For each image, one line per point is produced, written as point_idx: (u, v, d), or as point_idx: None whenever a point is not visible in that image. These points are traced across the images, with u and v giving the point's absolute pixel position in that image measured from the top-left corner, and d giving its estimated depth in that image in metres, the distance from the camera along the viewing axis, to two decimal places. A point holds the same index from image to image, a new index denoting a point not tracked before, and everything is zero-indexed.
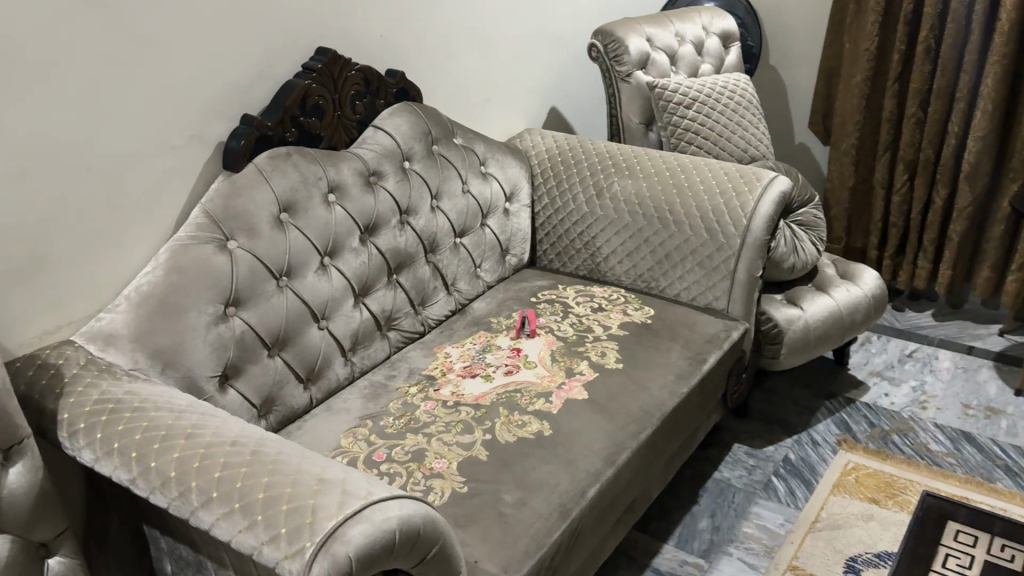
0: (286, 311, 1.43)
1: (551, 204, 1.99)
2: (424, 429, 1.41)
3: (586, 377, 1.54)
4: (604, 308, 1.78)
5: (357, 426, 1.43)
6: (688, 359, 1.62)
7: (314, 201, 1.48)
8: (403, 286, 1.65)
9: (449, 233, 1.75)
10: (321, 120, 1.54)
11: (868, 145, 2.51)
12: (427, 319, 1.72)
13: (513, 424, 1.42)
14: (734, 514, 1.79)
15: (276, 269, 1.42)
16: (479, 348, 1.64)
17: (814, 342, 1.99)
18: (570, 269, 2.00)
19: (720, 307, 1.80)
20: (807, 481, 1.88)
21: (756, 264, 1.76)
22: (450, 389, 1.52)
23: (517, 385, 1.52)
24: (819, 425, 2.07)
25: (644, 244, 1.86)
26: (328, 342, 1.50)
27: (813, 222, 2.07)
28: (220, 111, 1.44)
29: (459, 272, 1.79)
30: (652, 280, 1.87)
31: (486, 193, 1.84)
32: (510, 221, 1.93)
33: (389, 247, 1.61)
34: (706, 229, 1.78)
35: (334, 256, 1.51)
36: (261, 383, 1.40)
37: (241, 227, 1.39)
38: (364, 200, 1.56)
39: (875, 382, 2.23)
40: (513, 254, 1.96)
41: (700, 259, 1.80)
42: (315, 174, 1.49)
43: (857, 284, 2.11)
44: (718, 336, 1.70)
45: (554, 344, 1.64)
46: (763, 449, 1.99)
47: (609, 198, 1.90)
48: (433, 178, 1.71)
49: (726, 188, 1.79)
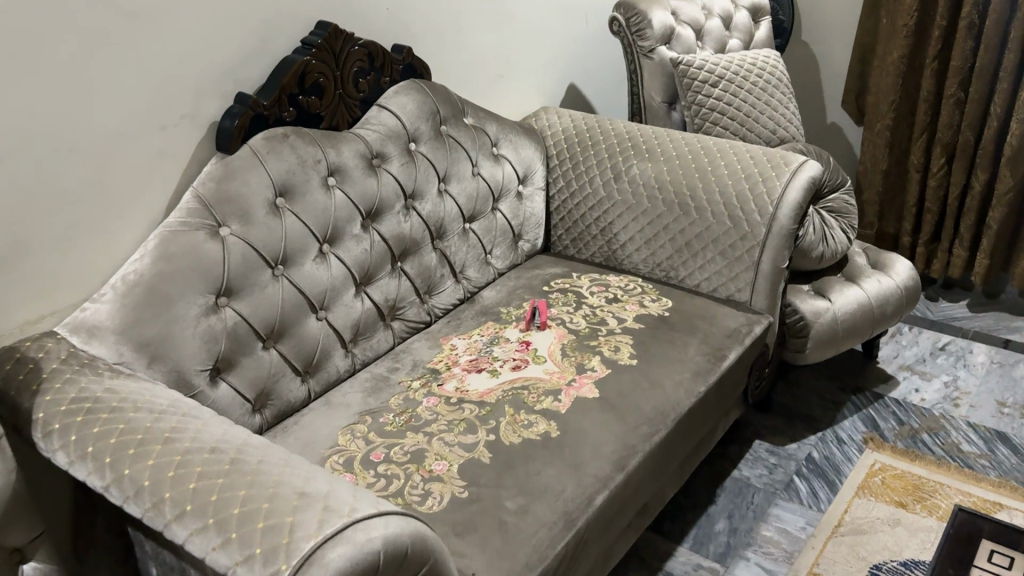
0: (281, 302, 1.36)
1: (567, 187, 1.90)
2: (425, 428, 1.34)
3: (597, 374, 1.46)
4: (620, 298, 1.69)
5: (355, 423, 1.37)
6: (706, 356, 1.53)
7: (313, 184, 1.40)
8: (408, 274, 1.58)
9: (458, 218, 1.67)
10: (321, 98, 1.45)
11: (904, 125, 2.39)
12: (433, 309, 1.65)
13: (519, 423, 1.35)
14: (753, 516, 1.71)
15: (272, 257, 1.35)
16: (487, 340, 1.57)
17: (842, 336, 1.89)
18: (585, 256, 1.91)
19: (743, 299, 1.71)
20: (831, 482, 1.80)
21: (782, 254, 1.67)
22: (454, 384, 1.45)
23: (525, 381, 1.44)
24: (845, 421, 1.98)
25: (664, 232, 1.77)
26: (327, 333, 1.44)
27: (844, 208, 1.96)
28: (213, 89, 1.36)
29: (468, 259, 1.71)
30: (671, 269, 1.78)
31: (498, 175, 1.76)
32: (523, 205, 1.84)
33: (392, 233, 1.53)
34: (730, 217, 1.69)
35: (335, 243, 1.44)
36: (254, 378, 1.33)
37: (235, 212, 1.32)
38: (366, 183, 1.48)
39: (905, 376, 2.13)
40: (526, 240, 1.87)
41: (722, 248, 1.70)
42: (314, 156, 1.41)
43: (889, 275, 2.01)
44: (739, 330, 1.61)
45: (565, 337, 1.56)
46: (785, 446, 1.90)
47: (628, 182, 1.81)
48: (441, 160, 1.62)
49: (751, 173, 1.70)
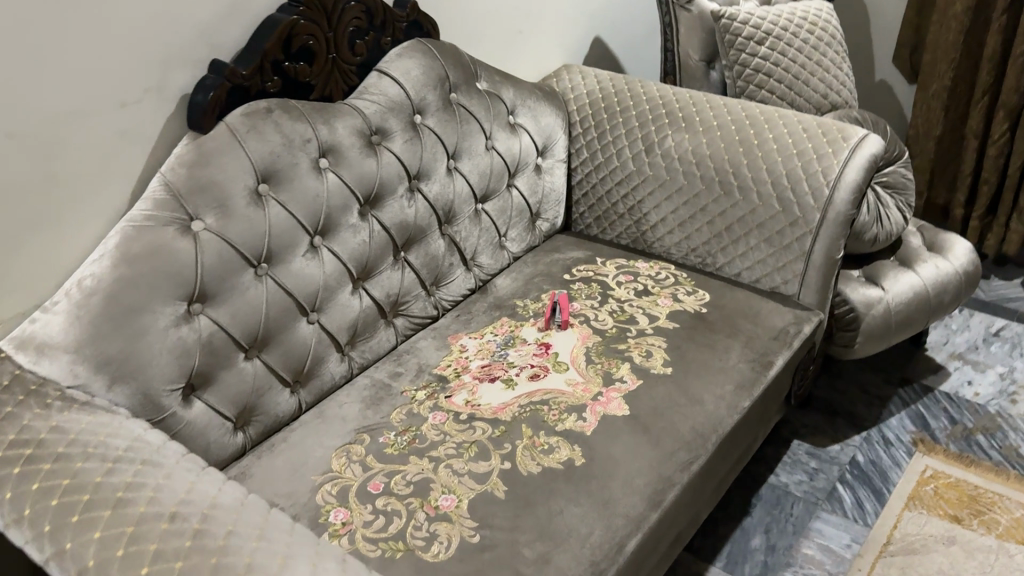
0: (265, 306, 1.18)
1: (591, 159, 1.69)
2: (430, 451, 1.17)
3: (627, 387, 1.28)
4: (651, 291, 1.51)
5: (351, 444, 1.20)
6: (750, 363, 1.35)
7: (303, 167, 1.21)
8: (413, 265, 1.39)
9: (470, 199, 1.48)
10: (311, 65, 1.25)
11: (963, 86, 2.16)
12: (441, 302, 1.47)
13: (538, 448, 1.18)
14: (792, 531, 1.55)
15: (254, 255, 1.16)
16: (501, 342, 1.39)
17: (894, 329, 1.71)
18: (611, 237, 1.72)
19: (789, 292, 1.52)
20: (878, 491, 1.63)
21: (836, 244, 1.47)
22: (464, 396, 1.27)
23: (544, 395, 1.27)
24: (892, 419, 1.80)
25: (701, 213, 1.57)
26: (320, 338, 1.26)
27: (902, 184, 1.76)
28: (182, 58, 1.16)
29: (481, 244, 1.52)
30: (708, 255, 1.59)
31: (515, 148, 1.56)
32: (542, 179, 1.64)
33: (396, 220, 1.34)
34: (778, 199, 1.49)
35: (328, 235, 1.25)
36: (234, 395, 1.16)
37: (210, 204, 1.13)
38: (364, 163, 1.28)
39: (957, 367, 1.95)
40: (545, 218, 1.68)
41: (768, 235, 1.51)
42: (303, 134, 1.21)
43: (945, 258, 1.81)
44: (787, 331, 1.43)
45: (589, 338, 1.38)
46: (827, 448, 1.73)
47: (662, 155, 1.60)
48: (451, 134, 1.42)
49: (804, 149, 1.49)
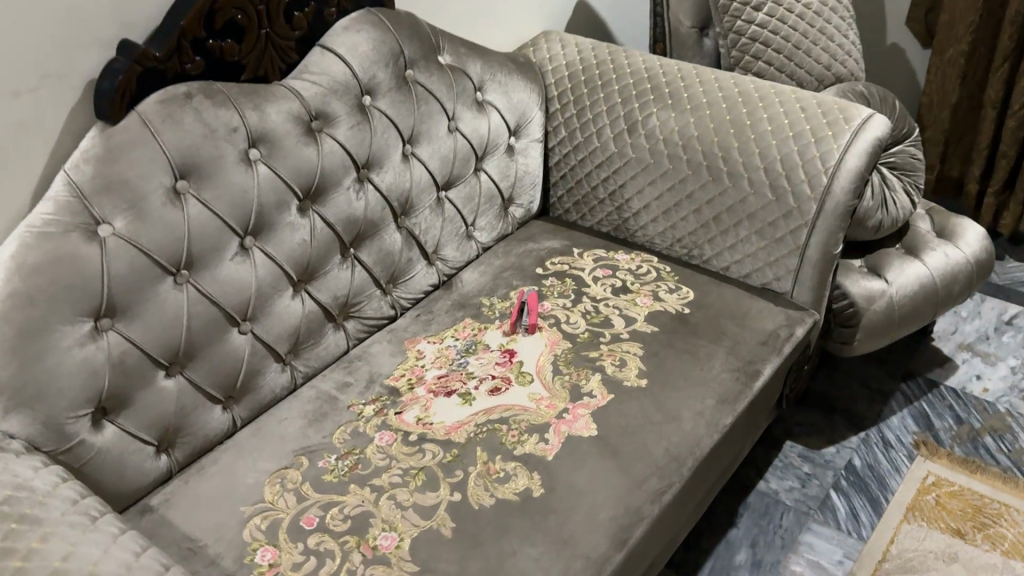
0: (187, 317, 1.05)
1: (570, 139, 1.55)
2: (373, 479, 1.06)
3: (596, 403, 1.16)
4: (630, 288, 1.37)
5: (287, 468, 1.09)
6: (735, 374, 1.22)
7: (229, 159, 1.07)
8: (364, 263, 1.26)
9: (430, 187, 1.34)
10: (240, 42, 1.10)
11: (982, 51, 1.99)
12: (398, 301, 1.34)
13: (492, 476, 1.05)
14: (780, 544, 1.44)
15: (172, 261, 1.03)
16: (462, 347, 1.26)
17: (898, 323, 1.58)
18: (591, 223, 1.58)
19: (782, 289, 1.39)
20: (875, 500, 1.52)
21: (834, 238, 1.33)
22: (415, 413, 1.15)
23: (504, 412, 1.14)
24: (893, 418, 1.68)
25: (686, 201, 1.43)
26: (255, 349, 1.14)
27: (910, 165, 1.61)
28: (86, 38, 1.01)
29: (444, 236, 1.39)
30: (694, 246, 1.45)
31: (482, 129, 1.42)
32: (514, 162, 1.50)
33: (342, 215, 1.20)
34: (771, 187, 1.35)
35: (262, 234, 1.12)
36: (154, 416, 1.05)
37: (120, 205, 0.99)
38: (302, 153, 1.14)
39: (965, 360, 1.82)
40: (519, 203, 1.54)
41: (759, 226, 1.37)
42: (229, 122, 1.07)
43: (956, 245, 1.67)
44: (777, 335, 1.30)
45: (558, 344, 1.26)
46: (822, 450, 1.61)
47: (645, 135, 1.45)
48: (405, 116, 1.28)
49: (801, 131, 1.34)
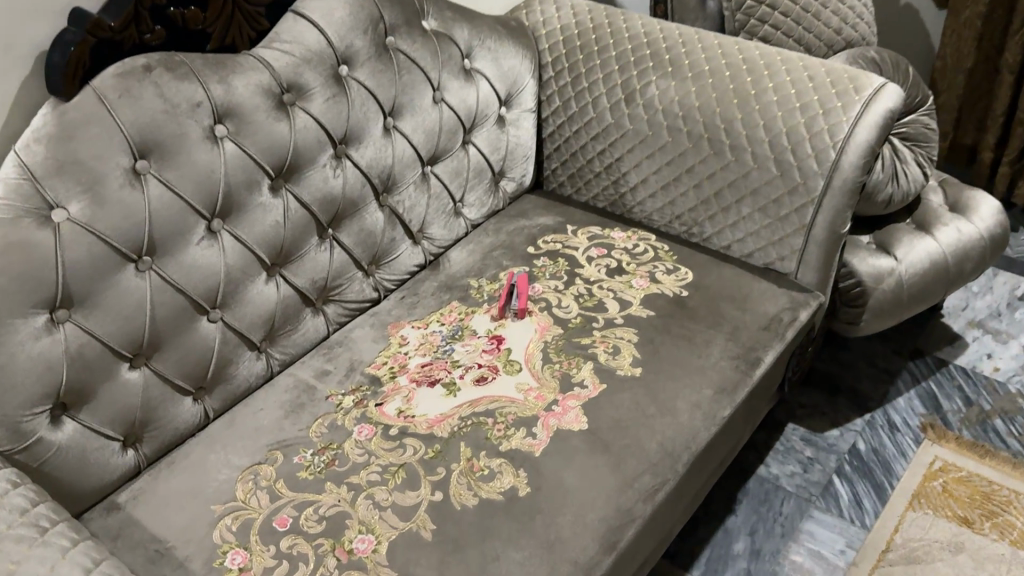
0: (150, 306, 0.99)
1: (564, 109, 1.47)
2: (350, 477, 1.00)
3: (587, 394, 1.10)
4: (625, 268, 1.31)
5: (260, 464, 1.03)
6: (735, 361, 1.16)
7: (193, 136, 1.00)
8: (344, 245, 1.20)
9: (414, 163, 1.27)
10: (206, 9, 1.01)
11: (1000, 12, 1.89)
12: (381, 283, 1.28)
13: (476, 474, 1.00)
14: (781, 533, 1.39)
15: (133, 247, 0.97)
16: (447, 333, 1.20)
17: (906, 303, 1.51)
18: (586, 198, 1.51)
19: (786, 269, 1.32)
20: (879, 486, 1.46)
21: (842, 216, 1.26)
22: (397, 405, 1.09)
23: (489, 404, 1.08)
24: (899, 400, 1.62)
25: (686, 176, 1.36)
26: (226, 337, 1.08)
27: (922, 136, 1.52)
28: (34, 8, 0.94)
29: (430, 214, 1.32)
30: (693, 224, 1.38)
31: (470, 99, 1.34)
32: (505, 133, 1.43)
33: (318, 195, 1.13)
34: (775, 162, 1.27)
35: (231, 217, 1.05)
36: (118, 410, 0.99)
37: (75, 188, 0.92)
38: (273, 129, 1.07)
39: (975, 338, 1.76)
40: (510, 177, 1.47)
41: (762, 204, 1.30)
42: (192, 96, 1.00)
43: (969, 219, 1.59)
44: (780, 319, 1.23)
45: (548, 330, 1.19)
46: (825, 434, 1.56)
47: (643, 106, 1.37)
48: (386, 87, 1.20)
49: (808, 102, 1.26)
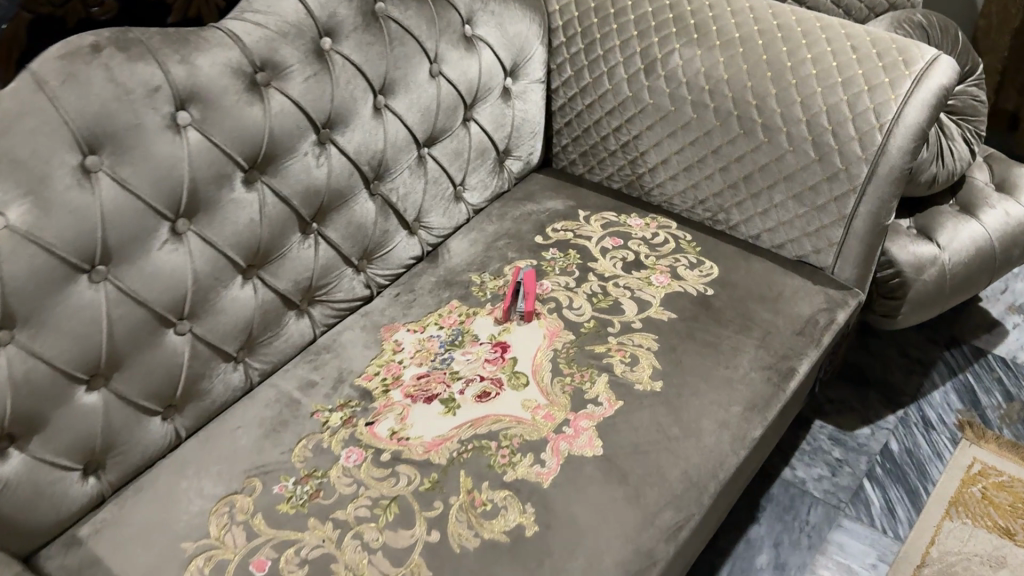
0: (107, 321, 0.87)
1: (576, 79, 1.32)
2: (336, 512, 0.89)
3: (602, 413, 0.98)
4: (643, 263, 1.18)
5: (236, 495, 0.92)
6: (766, 373, 1.04)
7: (152, 126, 0.87)
8: (330, 240, 1.07)
9: (409, 145, 1.13)
10: None
11: None
12: (374, 279, 1.15)
13: (477, 510, 0.89)
14: (807, 544, 1.29)
15: (85, 256, 0.84)
16: (446, 339, 1.08)
17: (948, 293, 1.38)
18: (600, 177, 1.37)
19: (822, 263, 1.19)
20: (913, 491, 1.36)
21: (886, 207, 1.13)
22: (390, 424, 0.98)
23: (492, 424, 0.97)
24: (935, 394, 1.51)
25: (712, 157, 1.22)
26: (196, 351, 0.96)
27: (971, 109, 1.38)
28: None
29: (427, 201, 1.19)
30: (719, 210, 1.25)
31: (471, 71, 1.19)
32: (511, 107, 1.29)
33: (299, 186, 1.01)
34: (813, 145, 1.13)
35: (198, 215, 0.93)
36: (75, 438, 0.88)
37: (13, 188, 0.79)
38: (245, 115, 0.93)
39: (1016, 325, 1.64)
40: (516, 155, 1.34)
41: (798, 190, 1.16)
42: (148, 80, 0.86)
43: (1017, 200, 1.45)
44: (816, 322, 1.11)
45: (558, 336, 1.07)
46: (854, 432, 1.45)
47: (665, 78, 1.23)
48: (375, 61, 1.06)
49: (851, 77, 1.11)
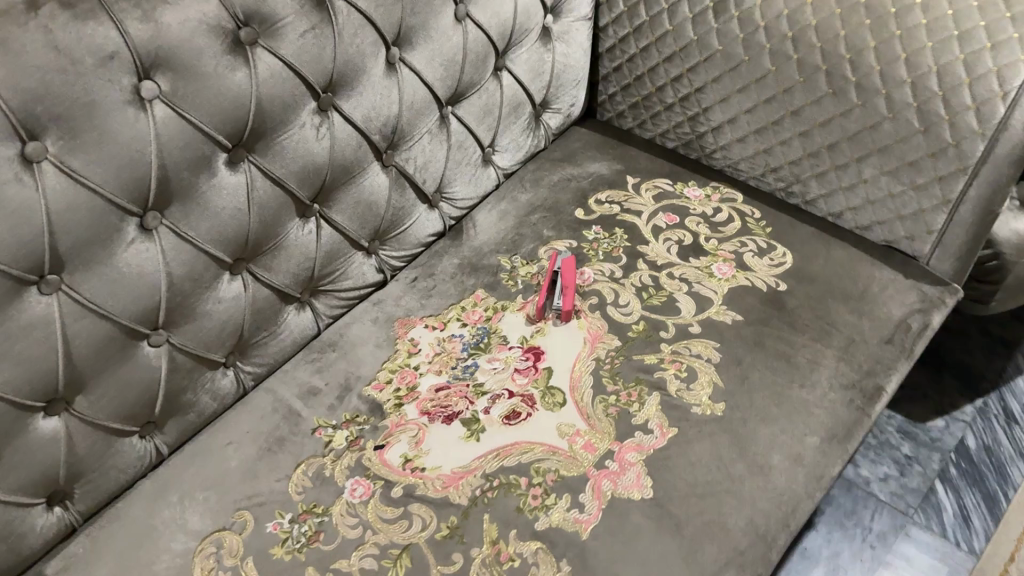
0: (64, 339, 0.72)
1: (629, 16, 1.11)
2: (337, 562, 0.76)
3: (652, 444, 0.83)
4: (703, 248, 1.02)
5: (223, 531, 0.79)
6: (848, 393, 0.88)
7: (109, 103, 0.69)
8: (335, 223, 0.91)
9: (429, 106, 0.95)
10: None
11: None
12: (387, 261, 1.00)
13: (503, 568, 0.75)
14: (871, 557, 1.15)
15: (32, 266, 0.69)
16: (470, 340, 0.93)
17: None
18: (652, 134, 1.18)
19: (913, 251, 1.01)
20: (992, 497, 1.21)
21: (1001, 192, 0.93)
22: (403, 449, 0.84)
23: (523, 454, 0.83)
24: (1018, 380, 1.35)
25: (789, 119, 1.03)
26: (176, 363, 0.82)
27: None
28: None
29: (451, 168, 1.02)
30: (792, 181, 1.07)
31: (506, 12, 0.99)
32: (551, 51, 1.09)
33: (296, 165, 0.84)
34: (918, 113, 0.93)
35: (172, 206, 0.77)
36: (33, 472, 0.74)
37: None
38: (226, 82, 0.75)
39: None
40: (555, 108, 1.15)
41: (893, 166, 0.97)
42: (104, 45, 0.68)
43: None
44: (907, 327, 0.94)
45: (600, 341, 0.92)
46: (926, 425, 1.29)
47: (738, 21, 1.02)
48: (389, 7, 0.86)
49: (971, 29, 0.88)
